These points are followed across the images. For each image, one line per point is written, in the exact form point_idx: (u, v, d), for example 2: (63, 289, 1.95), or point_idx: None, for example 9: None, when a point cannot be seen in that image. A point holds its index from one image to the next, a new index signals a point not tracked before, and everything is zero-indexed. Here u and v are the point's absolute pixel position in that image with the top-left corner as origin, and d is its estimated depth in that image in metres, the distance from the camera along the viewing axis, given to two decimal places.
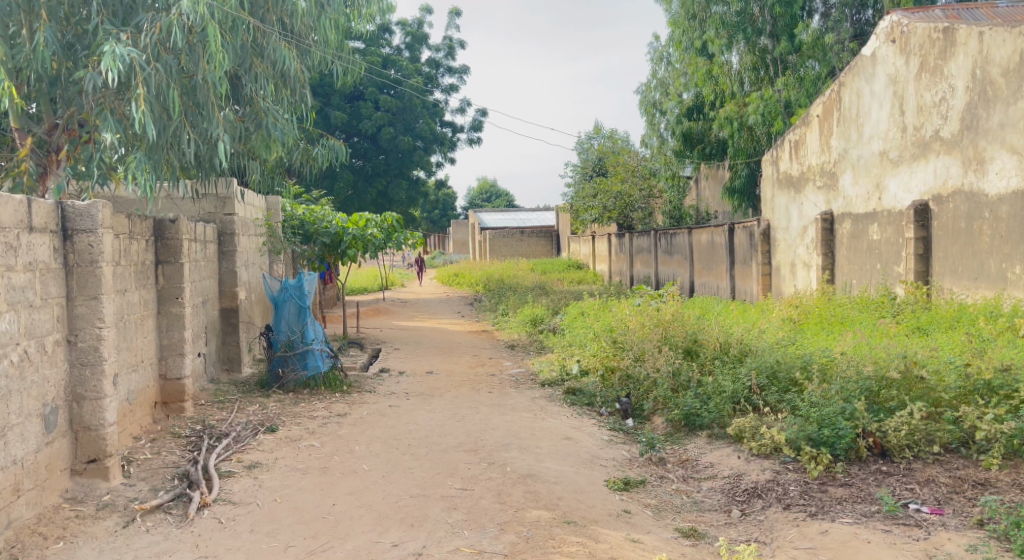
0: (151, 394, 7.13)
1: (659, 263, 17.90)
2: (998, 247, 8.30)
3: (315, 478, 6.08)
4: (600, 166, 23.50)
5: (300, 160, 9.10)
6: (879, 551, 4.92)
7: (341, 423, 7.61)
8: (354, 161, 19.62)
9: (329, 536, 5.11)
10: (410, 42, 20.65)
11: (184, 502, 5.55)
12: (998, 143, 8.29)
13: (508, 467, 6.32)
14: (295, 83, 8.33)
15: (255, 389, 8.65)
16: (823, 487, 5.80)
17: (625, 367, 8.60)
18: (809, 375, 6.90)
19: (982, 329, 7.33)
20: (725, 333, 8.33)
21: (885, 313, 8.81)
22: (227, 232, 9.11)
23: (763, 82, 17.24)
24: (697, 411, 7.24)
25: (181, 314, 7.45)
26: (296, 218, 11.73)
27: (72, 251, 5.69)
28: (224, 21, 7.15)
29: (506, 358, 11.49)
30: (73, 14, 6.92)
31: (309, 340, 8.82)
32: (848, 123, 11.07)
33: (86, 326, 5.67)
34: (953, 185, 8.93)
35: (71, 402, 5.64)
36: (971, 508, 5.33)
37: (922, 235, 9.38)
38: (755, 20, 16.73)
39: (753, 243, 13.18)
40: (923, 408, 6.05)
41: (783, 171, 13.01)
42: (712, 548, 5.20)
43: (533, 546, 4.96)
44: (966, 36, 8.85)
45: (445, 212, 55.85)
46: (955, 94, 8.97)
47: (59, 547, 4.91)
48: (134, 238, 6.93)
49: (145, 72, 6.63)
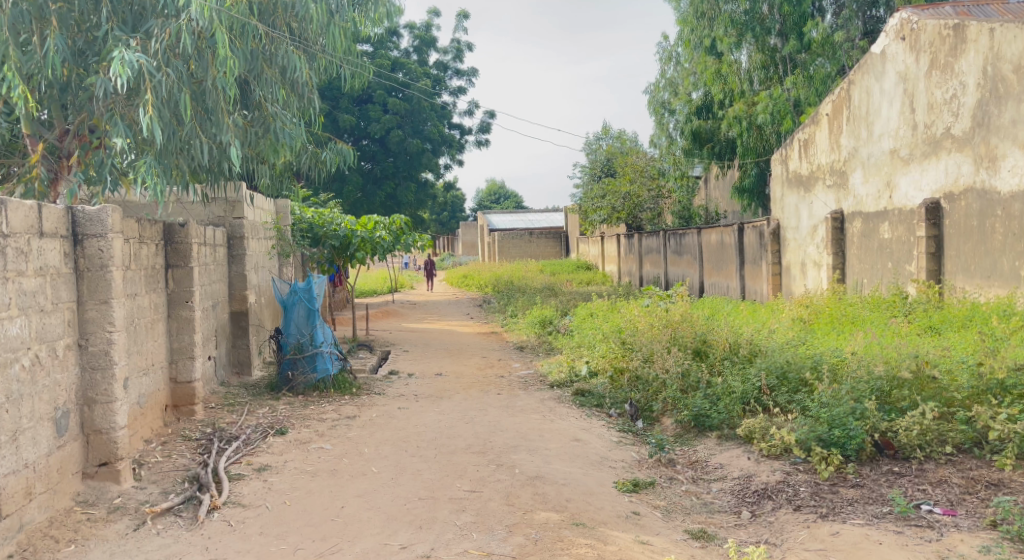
0: (162, 397, 7.16)
1: (668, 263, 17.91)
2: (1011, 246, 8.25)
3: (324, 480, 6.10)
4: (609, 167, 23.39)
5: (309, 163, 9.10)
6: (890, 552, 4.89)
7: (351, 424, 7.64)
8: (362, 164, 19.66)
9: (339, 538, 5.12)
10: (418, 46, 20.68)
11: (195, 505, 5.57)
12: (1010, 140, 8.23)
13: (517, 468, 6.32)
14: (304, 89, 8.39)
15: (265, 391, 8.70)
16: (833, 487, 5.77)
17: (634, 368, 8.59)
18: (819, 375, 6.89)
19: (995, 327, 7.26)
20: (734, 333, 8.32)
21: (897, 313, 8.73)
22: (237, 236, 9.14)
23: (772, 80, 17.09)
24: (707, 412, 7.22)
25: (192, 317, 7.47)
26: (304, 221, 11.87)
27: (82, 256, 5.71)
28: (234, 27, 7.14)
29: (515, 360, 11.51)
30: (84, 21, 6.95)
31: (318, 342, 8.84)
32: (858, 121, 11.01)
33: (97, 330, 5.70)
34: (965, 182, 8.87)
35: (82, 405, 5.67)
36: (984, 508, 5.27)
37: (933, 233, 9.32)
38: (764, 19, 16.80)
39: (763, 243, 13.15)
40: (935, 409, 6.01)
41: (794, 170, 12.94)
42: (722, 549, 5.19)
43: (541, 548, 4.96)
44: (976, 33, 8.80)
45: (452, 215, 56.06)
46: (966, 91, 8.90)
47: (70, 550, 4.94)
48: (144, 242, 6.95)
49: (155, 77, 6.67)
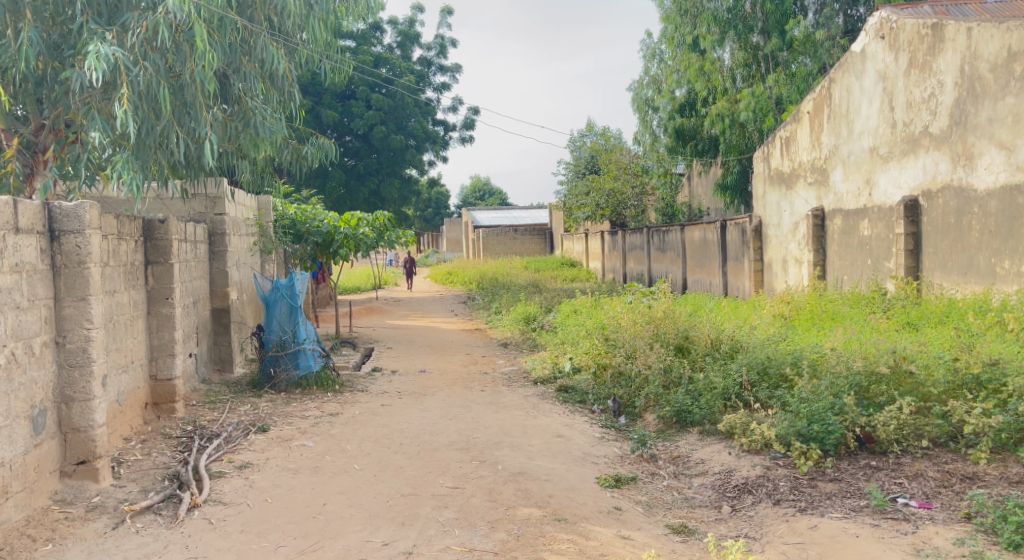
0: (141, 395, 7.11)
1: (652, 260, 17.96)
2: (986, 242, 8.33)
3: (306, 477, 6.08)
4: (593, 163, 23.45)
5: (290, 158, 9.02)
6: (866, 545, 4.93)
7: (334, 422, 7.62)
8: (346, 161, 19.61)
9: (320, 536, 5.11)
10: (401, 41, 20.62)
11: (174, 503, 5.54)
12: (987, 139, 8.32)
13: (500, 465, 6.33)
14: (284, 82, 8.35)
15: (247, 389, 8.64)
16: (812, 482, 5.82)
17: (617, 364, 8.62)
18: (799, 370, 6.93)
19: (971, 323, 7.34)
20: (716, 329, 8.34)
21: (876, 309, 8.80)
22: (218, 232, 9.08)
23: (755, 78, 17.13)
24: (688, 407, 7.28)
25: (172, 314, 7.42)
26: (287, 218, 11.82)
27: (60, 252, 5.66)
28: (211, 20, 7.11)
29: (499, 356, 11.51)
30: (59, 14, 6.87)
31: (300, 339, 8.83)
32: (838, 119, 11.08)
33: (75, 327, 5.66)
34: (942, 180, 8.96)
35: (59, 403, 5.63)
36: (959, 501, 5.33)
37: (911, 231, 9.39)
38: (747, 17, 16.76)
39: (745, 239, 13.24)
40: (912, 403, 6.07)
41: (775, 167, 13.00)
42: (702, 544, 5.22)
43: (523, 544, 4.97)
44: (954, 32, 8.86)
45: (437, 212, 56.17)
46: (944, 90, 8.98)
47: (47, 550, 4.90)
48: (123, 239, 6.90)
49: (131, 71, 6.62)
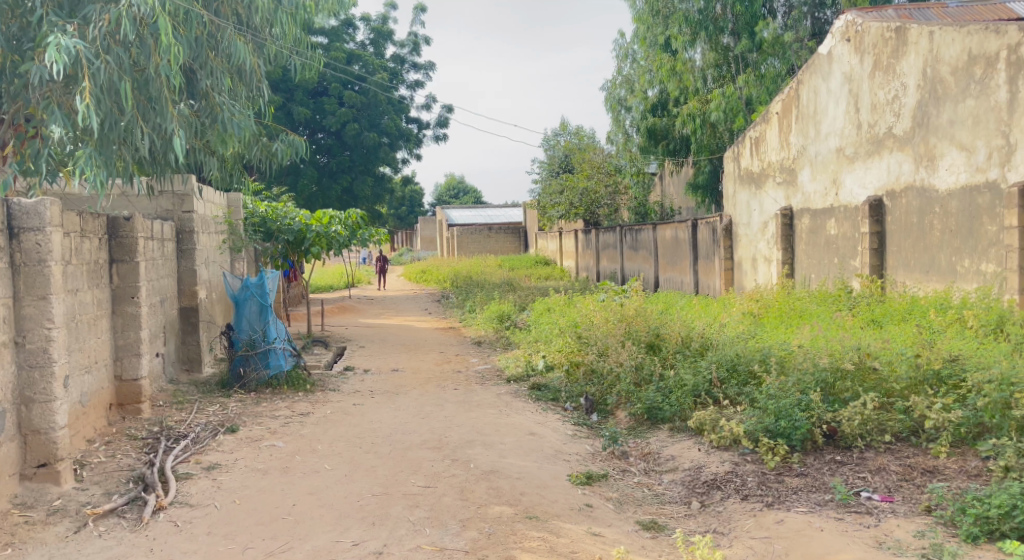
0: (106, 396, 7.03)
1: (624, 259, 18.06)
2: (948, 241, 8.47)
3: (275, 478, 6.05)
4: (567, 163, 23.43)
5: (259, 155, 8.93)
6: (830, 538, 5.00)
7: (305, 421, 7.59)
8: (318, 158, 19.55)
9: (289, 537, 5.09)
10: (374, 38, 20.56)
11: (139, 506, 5.49)
12: (948, 140, 8.45)
13: (472, 463, 6.34)
14: (252, 78, 8.29)
15: (216, 389, 8.57)
16: (779, 477, 5.89)
17: (589, 362, 8.67)
18: (766, 367, 7.01)
19: (933, 320, 7.46)
20: (686, 327, 8.40)
21: (842, 307, 8.92)
22: (185, 230, 9.01)
23: (725, 79, 17.33)
24: (659, 404, 7.34)
25: (138, 314, 7.35)
26: (256, 215, 11.55)
27: (19, 250, 5.59)
28: (175, 13, 7.04)
29: (472, 355, 11.53)
30: (18, 5, 6.77)
31: (271, 339, 8.77)
32: (806, 120, 11.21)
33: (35, 327, 5.59)
34: (905, 181, 9.10)
35: (19, 405, 5.56)
36: (920, 494, 5.42)
37: (877, 230, 9.53)
38: (717, 18, 16.98)
39: (715, 238, 13.37)
40: (875, 399, 6.16)
41: (745, 167, 13.12)
42: (671, 540, 5.27)
43: (494, 542, 4.99)
44: (916, 36, 8.99)
45: (411, 211, 56.03)
46: (907, 92, 9.11)
47: (7, 554, 4.84)
48: (86, 236, 6.82)
49: (94, 65, 6.55)
